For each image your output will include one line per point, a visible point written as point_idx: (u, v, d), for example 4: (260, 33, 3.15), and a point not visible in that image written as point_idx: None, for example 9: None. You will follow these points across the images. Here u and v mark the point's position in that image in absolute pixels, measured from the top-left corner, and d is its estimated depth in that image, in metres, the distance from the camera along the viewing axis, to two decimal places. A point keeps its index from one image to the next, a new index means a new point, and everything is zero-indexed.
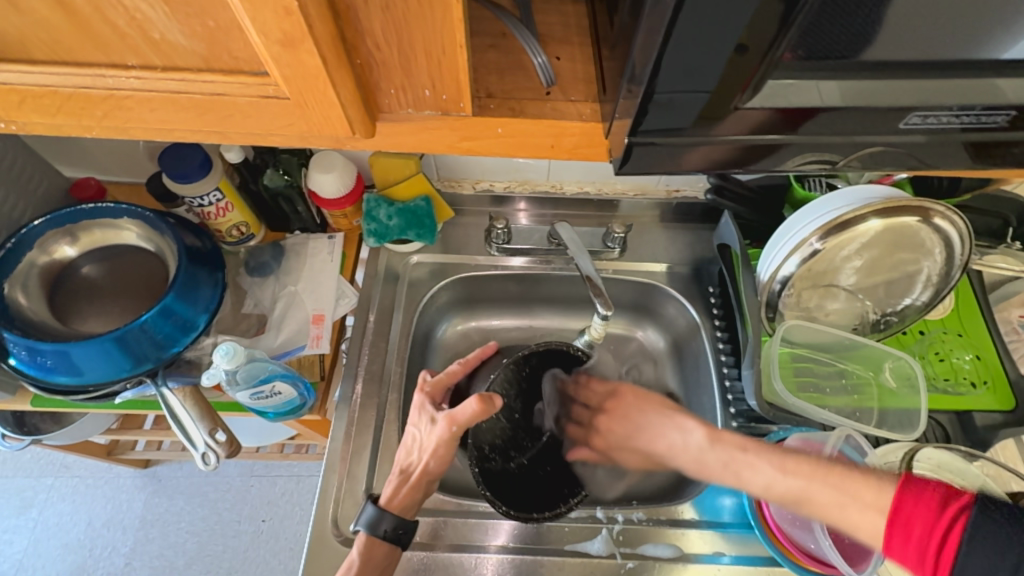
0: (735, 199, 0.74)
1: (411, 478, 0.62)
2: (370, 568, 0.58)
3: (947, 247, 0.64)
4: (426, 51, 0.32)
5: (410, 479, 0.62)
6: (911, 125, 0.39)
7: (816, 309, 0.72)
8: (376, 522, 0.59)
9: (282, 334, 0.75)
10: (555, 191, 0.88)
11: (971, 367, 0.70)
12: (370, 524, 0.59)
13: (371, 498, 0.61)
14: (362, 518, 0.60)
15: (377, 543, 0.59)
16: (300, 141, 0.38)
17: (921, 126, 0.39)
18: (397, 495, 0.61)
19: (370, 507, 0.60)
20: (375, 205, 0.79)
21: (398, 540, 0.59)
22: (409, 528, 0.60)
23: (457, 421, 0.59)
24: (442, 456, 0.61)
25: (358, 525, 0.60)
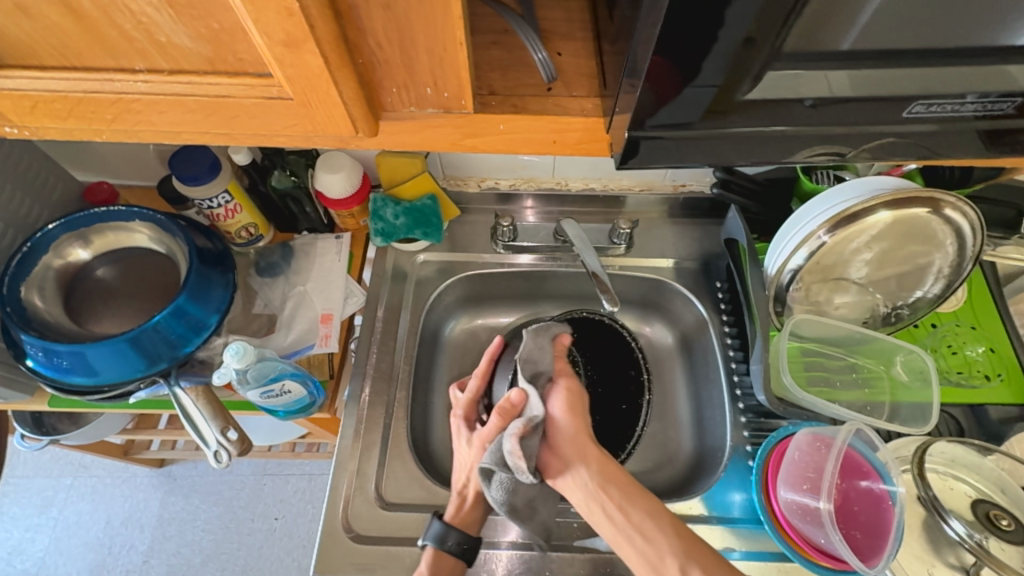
0: (743, 192, 0.74)
1: (470, 496, 0.63)
2: None
3: (959, 238, 0.63)
4: (427, 48, 0.32)
5: (469, 496, 0.63)
6: (915, 114, 0.38)
7: (825, 303, 0.71)
8: (442, 536, 0.59)
9: (291, 333, 0.76)
10: (560, 187, 0.88)
11: (984, 360, 0.69)
12: (437, 538, 0.59)
13: (436, 514, 0.62)
14: (428, 533, 0.60)
15: (443, 556, 0.59)
16: (304, 141, 0.39)
17: (925, 114, 0.39)
18: (460, 512, 0.63)
19: (438, 521, 0.60)
20: (381, 205, 0.79)
21: (463, 555, 0.60)
22: (474, 544, 0.61)
23: (486, 438, 0.61)
24: None
25: (425, 539, 0.60)
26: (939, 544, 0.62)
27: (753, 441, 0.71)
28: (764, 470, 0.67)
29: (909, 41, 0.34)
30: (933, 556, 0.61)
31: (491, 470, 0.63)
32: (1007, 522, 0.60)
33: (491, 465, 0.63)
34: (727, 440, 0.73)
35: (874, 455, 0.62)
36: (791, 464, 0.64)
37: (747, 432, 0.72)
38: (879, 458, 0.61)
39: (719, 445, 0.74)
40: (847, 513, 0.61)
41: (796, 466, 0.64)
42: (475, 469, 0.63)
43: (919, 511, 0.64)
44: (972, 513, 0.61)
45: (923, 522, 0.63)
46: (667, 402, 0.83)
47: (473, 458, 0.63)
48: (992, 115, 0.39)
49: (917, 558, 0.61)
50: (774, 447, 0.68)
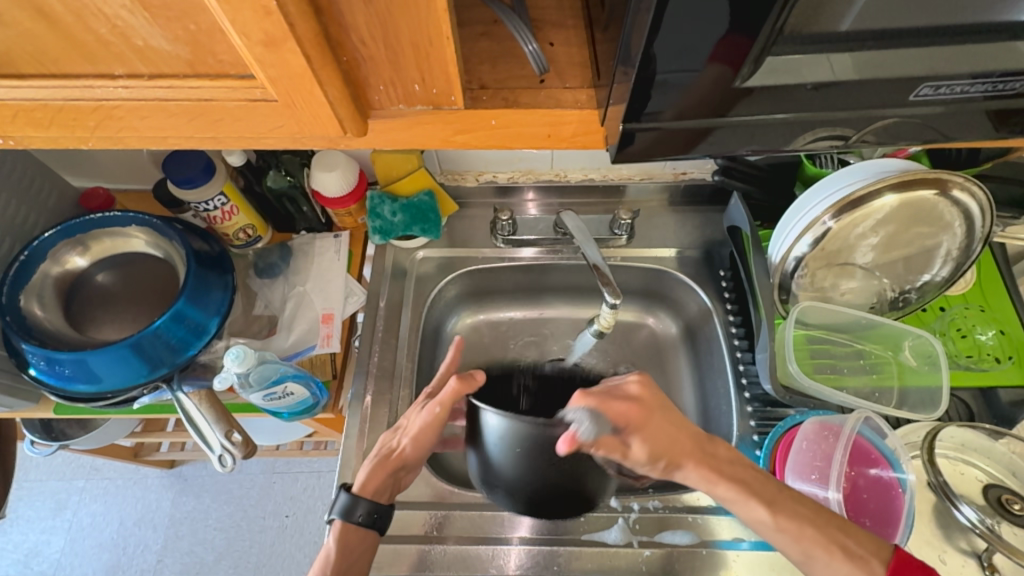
0: (745, 178, 0.72)
1: (384, 464, 0.61)
2: (349, 555, 0.58)
3: (968, 219, 0.61)
4: (412, 43, 0.31)
5: (383, 465, 0.61)
6: (923, 96, 0.37)
7: (831, 289, 0.70)
8: (349, 509, 0.59)
9: (292, 334, 0.76)
10: (559, 179, 0.86)
11: (995, 343, 0.68)
12: (344, 511, 0.59)
13: (343, 486, 0.62)
14: (335, 507, 0.60)
15: (350, 531, 0.59)
16: (293, 143, 0.38)
17: (933, 96, 0.37)
18: (369, 480, 0.61)
19: (344, 494, 0.60)
20: (378, 202, 0.78)
21: (372, 524, 0.60)
22: (384, 512, 0.60)
23: (441, 401, 0.58)
24: (420, 441, 0.61)
25: (332, 513, 0.60)
26: (950, 529, 0.61)
27: (760, 431, 0.71)
28: (771, 459, 0.66)
29: (915, 19, 0.33)
30: (944, 541, 0.61)
31: (422, 440, 0.61)
32: (1020, 506, 0.59)
33: (428, 434, 0.60)
34: (733, 430, 0.72)
35: (883, 442, 0.61)
36: (799, 453, 0.63)
37: (753, 422, 0.71)
38: (888, 445, 0.61)
39: (725, 435, 0.73)
40: (856, 501, 0.61)
41: (804, 455, 0.63)
42: (412, 435, 0.61)
43: (929, 497, 0.63)
44: (982, 497, 0.61)
45: (934, 508, 0.63)
46: (672, 393, 0.83)
47: (414, 423, 0.61)
48: (1003, 96, 0.38)
49: (926, 543, 0.61)
50: (781, 436, 0.67)
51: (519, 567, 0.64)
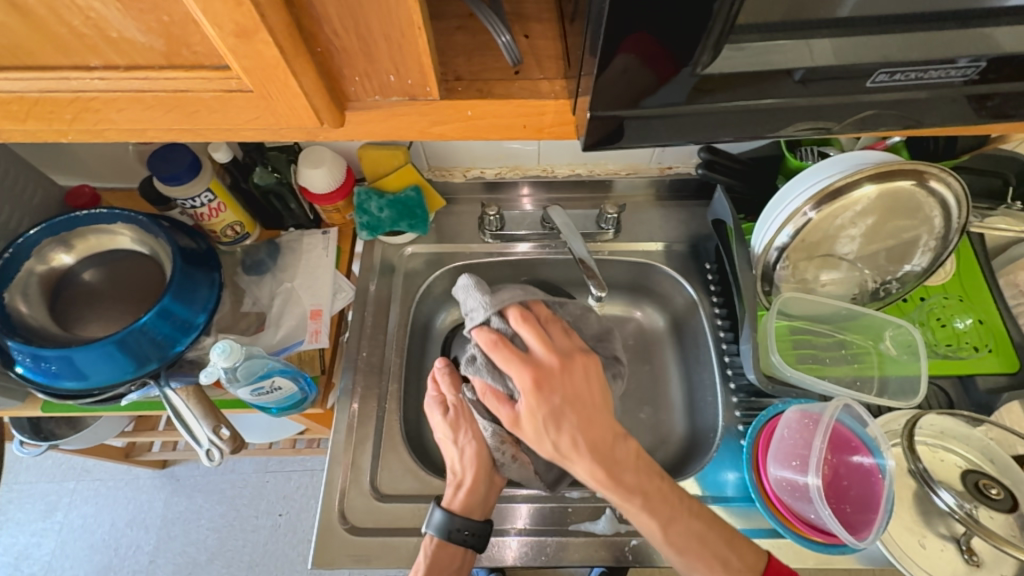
0: (727, 171, 0.72)
1: (465, 479, 0.64)
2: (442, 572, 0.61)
3: (944, 210, 0.63)
4: (385, 35, 0.31)
5: (464, 480, 0.64)
6: (879, 83, 0.38)
7: (813, 280, 0.71)
8: (447, 526, 0.60)
9: (280, 330, 0.76)
10: (546, 174, 0.87)
11: (974, 332, 0.70)
12: (440, 528, 0.60)
13: (436, 503, 0.63)
14: (430, 522, 0.61)
15: (445, 545, 0.61)
16: (272, 135, 0.38)
17: (889, 82, 0.38)
18: (459, 497, 0.63)
19: (437, 512, 0.61)
20: (365, 198, 0.78)
21: (466, 542, 0.60)
22: (480, 528, 0.61)
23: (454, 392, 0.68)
24: (478, 438, 0.66)
25: (428, 528, 0.61)
26: (930, 515, 0.63)
27: (744, 421, 0.72)
28: (755, 447, 0.67)
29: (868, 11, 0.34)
30: (924, 526, 0.62)
31: (478, 438, 0.66)
32: (997, 491, 0.60)
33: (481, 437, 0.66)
34: (718, 421, 0.73)
35: (863, 431, 0.62)
36: (781, 441, 0.65)
37: (738, 412, 0.72)
38: (868, 433, 0.62)
39: (711, 426, 0.74)
40: (838, 488, 0.62)
41: (786, 443, 0.64)
42: (471, 435, 0.66)
43: (909, 483, 0.64)
44: (961, 484, 0.62)
45: (914, 495, 0.64)
46: (660, 385, 0.84)
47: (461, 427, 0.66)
48: (965, 82, 0.38)
49: (907, 529, 0.62)
50: (764, 425, 0.68)
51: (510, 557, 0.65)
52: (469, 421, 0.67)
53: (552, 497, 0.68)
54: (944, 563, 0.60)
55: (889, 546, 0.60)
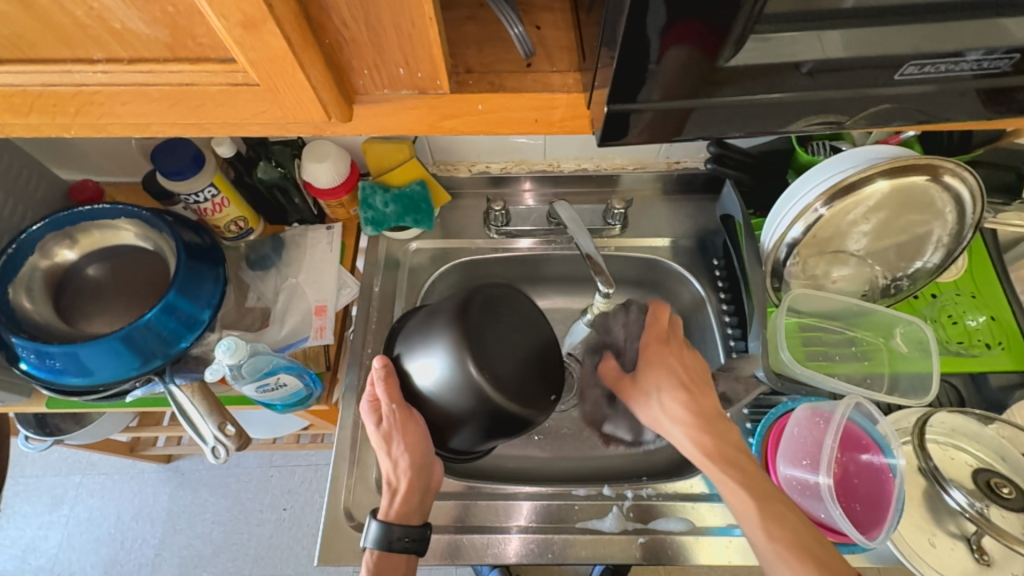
0: (736, 165, 0.71)
1: (400, 489, 0.61)
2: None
3: (959, 206, 0.62)
4: (396, 25, 0.30)
5: (399, 490, 0.61)
6: (907, 76, 0.37)
7: (823, 277, 0.70)
8: (385, 537, 0.58)
9: (285, 326, 0.75)
10: (552, 169, 0.86)
11: (986, 329, 0.69)
12: (377, 540, 0.58)
13: (372, 514, 0.61)
14: (367, 536, 0.59)
15: (387, 555, 0.59)
16: (279, 130, 0.38)
17: (917, 75, 0.37)
18: (393, 505, 0.61)
19: (374, 522, 0.59)
20: (370, 192, 0.77)
21: (407, 549, 0.59)
22: (418, 535, 0.60)
23: (392, 398, 0.59)
24: (415, 449, 0.59)
25: (366, 543, 0.59)
26: (940, 513, 0.62)
27: (752, 418, 0.71)
28: (763, 446, 0.67)
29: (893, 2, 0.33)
30: (934, 525, 0.62)
31: (413, 448, 0.60)
32: (1009, 490, 0.60)
33: (420, 446, 0.60)
34: (726, 418, 0.72)
35: (874, 429, 0.62)
36: (790, 439, 0.64)
37: (746, 410, 0.72)
38: (879, 432, 0.61)
39: None
40: (847, 486, 0.61)
41: (796, 442, 0.64)
42: (406, 448, 0.60)
43: (919, 481, 0.64)
44: (972, 482, 0.62)
45: (924, 493, 0.63)
46: None
47: (397, 436, 0.60)
48: (988, 74, 0.37)
49: (916, 527, 0.61)
50: (773, 423, 0.68)
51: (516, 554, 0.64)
52: (403, 432, 0.59)
53: (558, 495, 0.68)
54: (954, 562, 0.60)
55: (899, 544, 0.60)
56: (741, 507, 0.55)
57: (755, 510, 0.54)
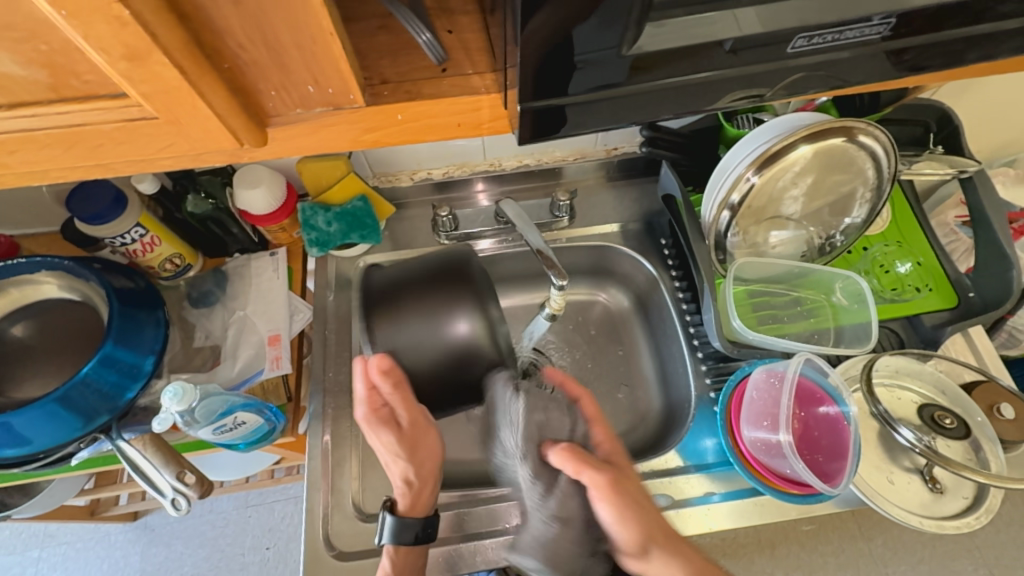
0: (669, 146, 0.73)
1: (416, 483, 0.62)
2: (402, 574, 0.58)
3: (877, 163, 0.65)
4: (296, 43, 0.29)
5: (415, 484, 0.62)
6: (799, 48, 0.39)
7: (763, 243, 0.73)
8: (399, 530, 0.59)
9: (238, 362, 0.72)
10: (494, 168, 0.86)
11: (914, 274, 0.74)
12: (393, 534, 0.59)
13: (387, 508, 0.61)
14: (383, 530, 0.59)
15: (401, 550, 0.59)
16: (192, 161, 0.36)
17: (807, 48, 0.39)
18: (412, 500, 0.62)
19: (390, 516, 0.59)
20: (311, 213, 0.75)
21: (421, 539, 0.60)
22: (431, 524, 0.61)
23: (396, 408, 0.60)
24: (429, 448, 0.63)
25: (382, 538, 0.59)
26: (895, 451, 0.66)
27: (716, 388, 0.73)
28: (727, 412, 0.69)
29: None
30: (890, 463, 0.65)
31: (423, 449, 0.62)
32: (949, 420, 0.66)
33: (427, 445, 0.63)
34: (691, 392, 0.75)
35: (826, 381, 0.65)
36: (752, 402, 0.67)
37: (709, 380, 0.74)
38: (831, 384, 0.64)
39: (684, 397, 0.76)
40: (809, 439, 0.65)
41: (757, 404, 0.66)
42: (425, 453, 0.62)
43: (873, 425, 0.68)
44: (918, 417, 0.67)
45: (878, 435, 0.67)
46: (632, 364, 0.85)
47: (404, 440, 0.61)
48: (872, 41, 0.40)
49: (875, 467, 0.65)
50: (734, 389, 0.70)
51: None
52: (414, 439, 0.62)
53: None
54: (911, 495, 0.64)
55: (861, 486, 0.63)
56: None
57: None
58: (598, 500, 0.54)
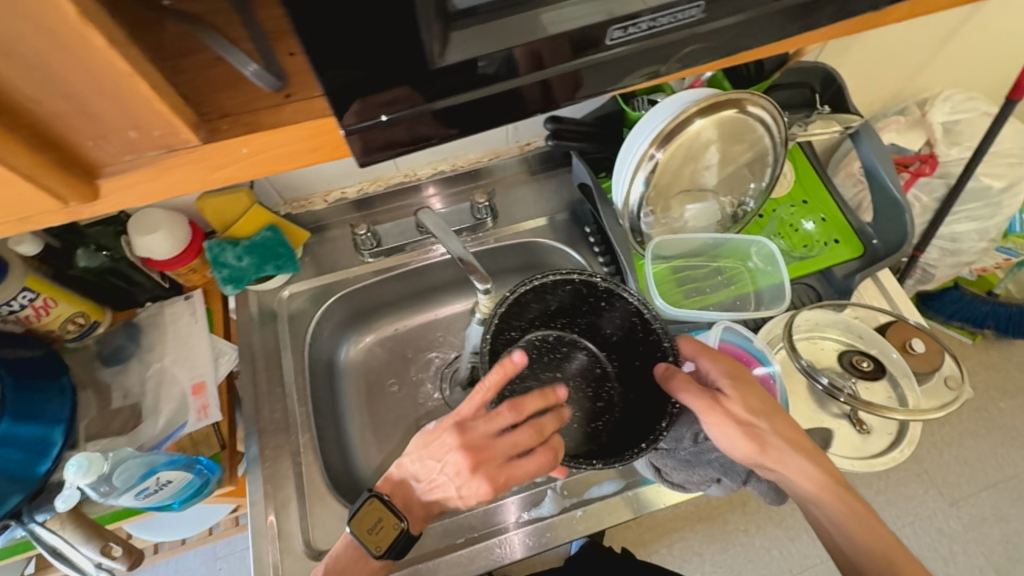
0: (576, 136, 0.74)
1: (434, 493, 0.58)
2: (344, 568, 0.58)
3: (771, 131, 0.68)
4: (98, 92, 0.29)
5: (433, 494, 0.59)
6: (617, 40, 0.37)
7: (678, 220, 0.75)
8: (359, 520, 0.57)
9: (161, 418, 0.68)
10: (410, 179, 0.85)
11: (820, 230, 0.77)
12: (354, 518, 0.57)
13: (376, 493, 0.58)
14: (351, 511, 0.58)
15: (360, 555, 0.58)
16: (24, 223, 0.35)
17: (626, 39, 0.37)
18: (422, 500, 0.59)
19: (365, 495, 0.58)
20: (219, 250, 0.71)
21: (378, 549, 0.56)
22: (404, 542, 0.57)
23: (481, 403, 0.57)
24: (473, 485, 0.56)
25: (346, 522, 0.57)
26: (823, 400, 0.70)
27: None
28: None
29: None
30: (820, 412, 0.69)
31: (472, 480, 0.56)
32: (866, 363, 0.70)
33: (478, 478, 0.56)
34: None
35: (752, 345, 0.67)
36: None
37: None
38: (756, 346, 0.67)
39: None
40: None
41: None
42: (471, 483, 0.56)
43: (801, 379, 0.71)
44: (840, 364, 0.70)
45: (807, 387, 0.70)
46: None
47: (455, 458, 0.56)
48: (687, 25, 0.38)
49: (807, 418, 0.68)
50: None
51: (525, 547, 0.66)
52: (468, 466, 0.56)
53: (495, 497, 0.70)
54: (843, 441, 0.67)
55: None
56: (850, 512, 0.57)
57: (864, 512, 0.57)
58: (704, 419, 0.57)
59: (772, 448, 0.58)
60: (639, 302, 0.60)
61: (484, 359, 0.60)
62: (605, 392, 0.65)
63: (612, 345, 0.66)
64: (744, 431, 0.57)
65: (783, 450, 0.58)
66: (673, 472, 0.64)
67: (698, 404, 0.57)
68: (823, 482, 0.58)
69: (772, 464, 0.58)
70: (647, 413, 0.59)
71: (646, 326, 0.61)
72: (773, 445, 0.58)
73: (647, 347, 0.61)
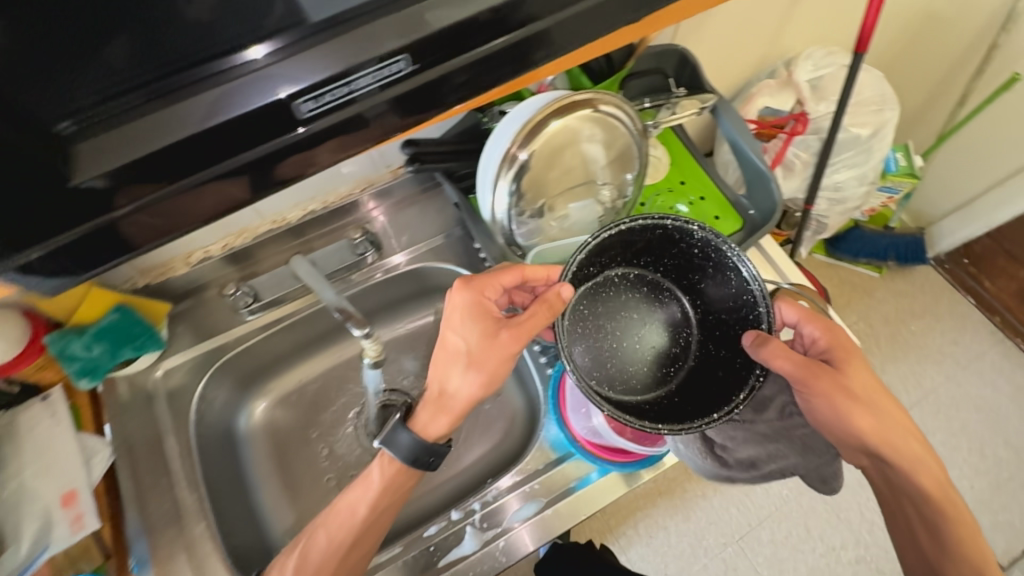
0: (438, 158, 0.69)
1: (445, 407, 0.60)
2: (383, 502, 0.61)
3: (631, 128, 0.69)
4: None
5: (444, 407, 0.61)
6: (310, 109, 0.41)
7: (558, 226, 0.74)
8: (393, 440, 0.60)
9: (25, 542, 0.61)
10: (281, 224, 0.80)
11: (696, 211, 0.79)
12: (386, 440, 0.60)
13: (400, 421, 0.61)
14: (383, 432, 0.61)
15: (398, 470, 0.61)
16: None
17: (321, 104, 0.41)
18: (428, 421, 0.61)
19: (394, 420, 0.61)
20: (64, 343, 0.64)
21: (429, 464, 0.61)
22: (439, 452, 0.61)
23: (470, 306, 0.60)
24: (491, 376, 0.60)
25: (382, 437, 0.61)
26: None
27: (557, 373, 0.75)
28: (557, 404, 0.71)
29: (306, 64, 0.40)
30: None
31: (493, 374, 0.60)
32: None
33: (491, 364, 0.59)
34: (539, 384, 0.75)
35: None
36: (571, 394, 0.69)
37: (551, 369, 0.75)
38: None
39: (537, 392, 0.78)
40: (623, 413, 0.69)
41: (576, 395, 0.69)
42: (472, 378, 0.59)
43: None
44: None
45: None
46: None
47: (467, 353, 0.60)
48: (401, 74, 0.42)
49: None
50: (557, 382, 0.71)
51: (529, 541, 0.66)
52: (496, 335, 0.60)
53: (411, 545, 0.66)
54: None
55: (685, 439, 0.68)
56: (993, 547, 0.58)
57: (963, 520, 0.59)
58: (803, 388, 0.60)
59: (884, 431, 0.61)
60: (754, 274, 0.57)
61: (640, 283, 0.65)
62: (717, 337, 0.63)
63: (706, 307, 0.64)
64: (844, 410, 0.60)
65: (882, 443, 0.61)
66: (734, 448, 0.66)
67: (801, 369, 0.59)
68: (930, 473, 0.61)
69: (883, 439, 0.61)
70: (723, 384, 0.60)
71: (753, 300, 0.58)
72: (885, 428, 0.62)
73: (742, 316, 0.60)
